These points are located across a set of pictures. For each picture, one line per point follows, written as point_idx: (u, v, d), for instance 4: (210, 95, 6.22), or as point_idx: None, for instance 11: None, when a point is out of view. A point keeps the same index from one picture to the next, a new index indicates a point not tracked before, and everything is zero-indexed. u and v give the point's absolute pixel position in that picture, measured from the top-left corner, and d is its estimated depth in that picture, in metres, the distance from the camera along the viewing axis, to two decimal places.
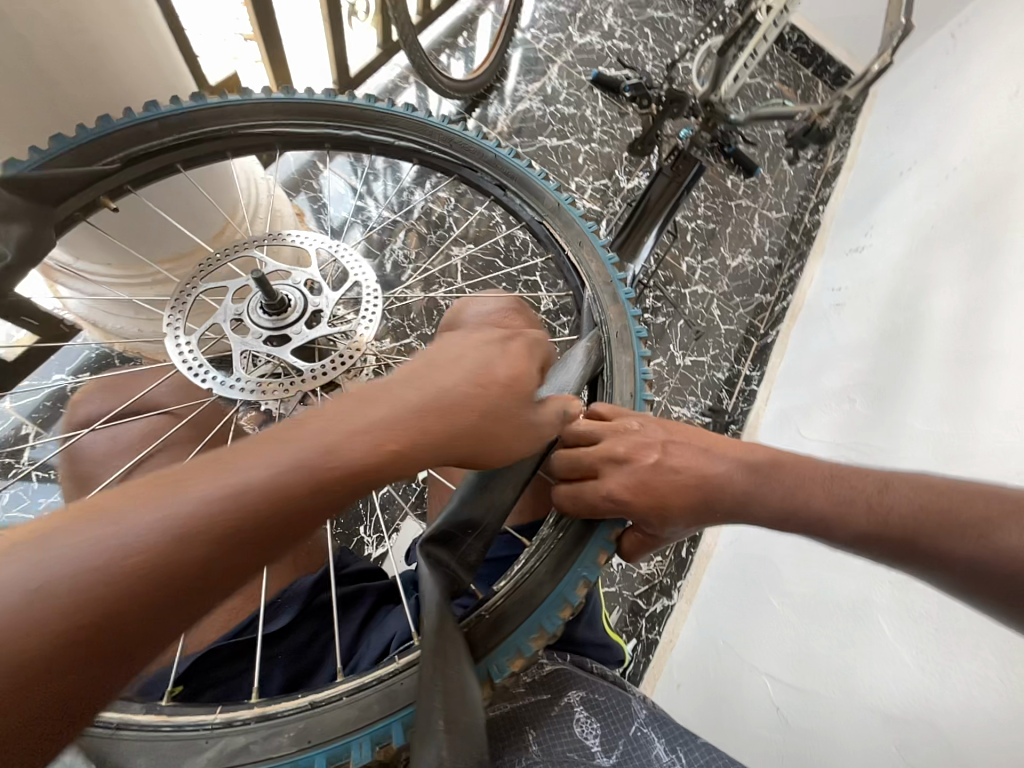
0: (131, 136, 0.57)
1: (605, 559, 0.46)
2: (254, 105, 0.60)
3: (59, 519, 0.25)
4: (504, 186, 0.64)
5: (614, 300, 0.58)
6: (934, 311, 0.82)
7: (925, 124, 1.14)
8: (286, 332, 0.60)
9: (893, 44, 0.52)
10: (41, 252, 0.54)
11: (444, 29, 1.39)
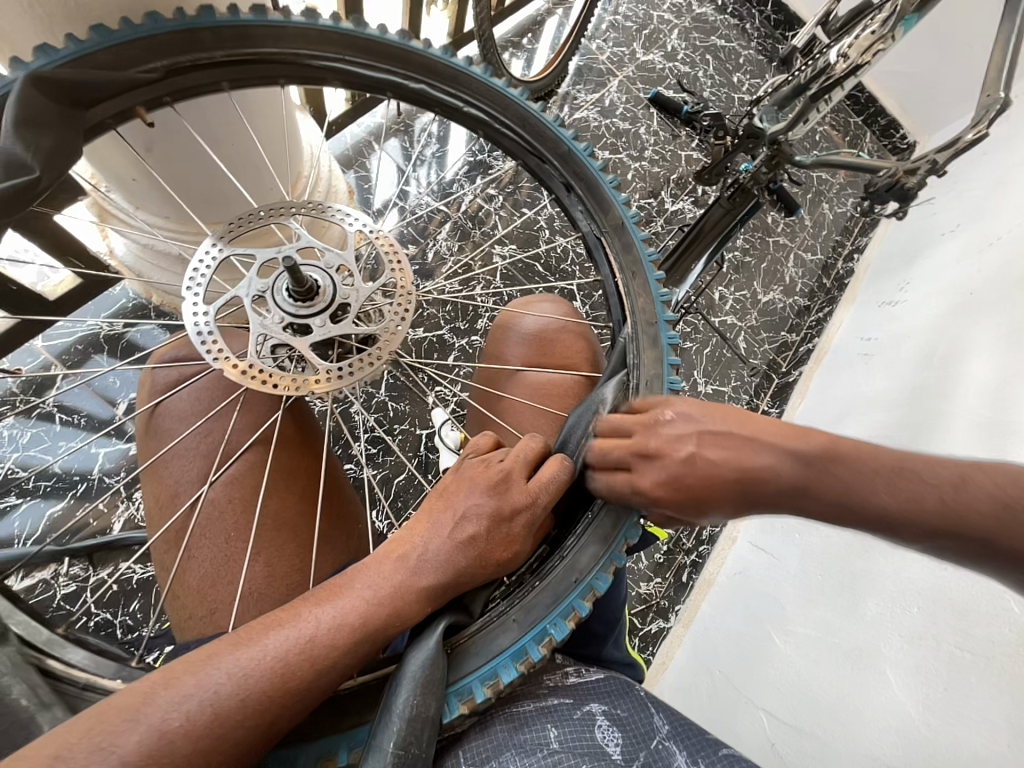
0: (179, 43, 0.53)
1: (574, 622, 0.45)
2: (344, 36, 0.57)
3: (232, 642, 0.37)
4: (570, 187, 0.61)
5: (656, 344, 0.55)
6: (969, 377, 0.83)
7: (972, 188, 1.16)
8: (308, 321, 0.56)
9: (987, 117, 0.53)
10: (65, 164, 0.50)
11: (512, 27, 1.39)
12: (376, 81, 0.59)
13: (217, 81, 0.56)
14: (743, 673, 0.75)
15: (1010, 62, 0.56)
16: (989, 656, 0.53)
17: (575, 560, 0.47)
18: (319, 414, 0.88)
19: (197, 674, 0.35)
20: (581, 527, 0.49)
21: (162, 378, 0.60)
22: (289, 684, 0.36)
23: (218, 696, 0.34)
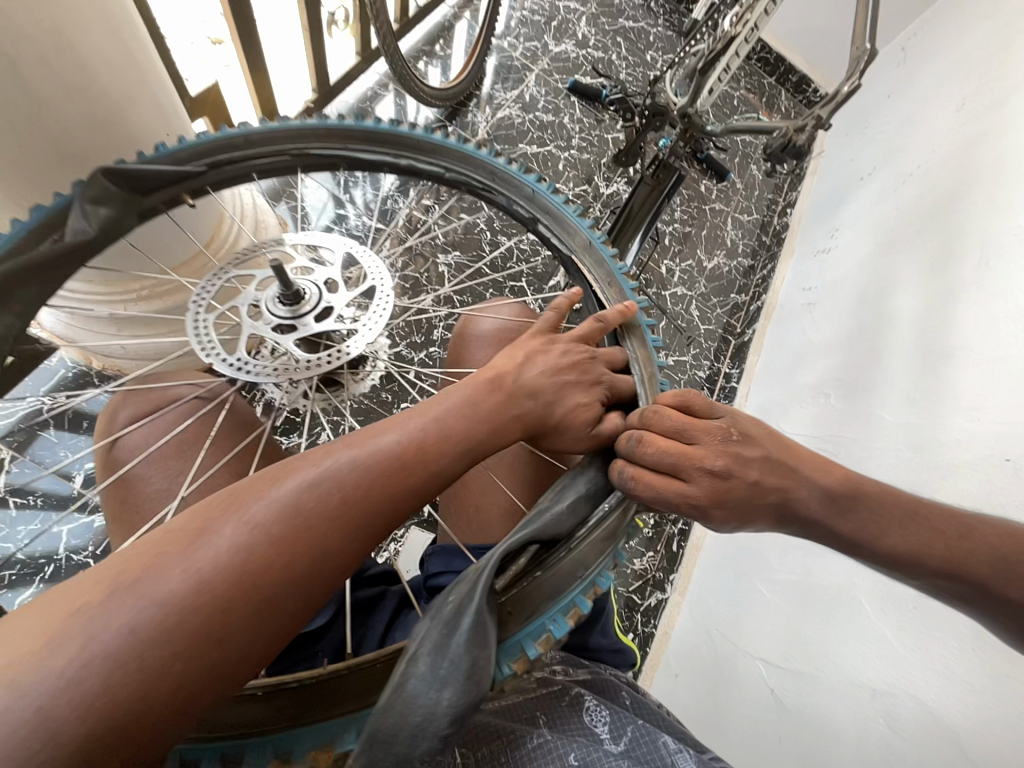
0: (218, 145, 0.55)
1: (576, 619, 0.37)
2: (331, 129, 0.57)
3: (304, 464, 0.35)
4: (536, 219, 0.60)
5: (641, 344, 0.52)
6: (900, 312, 0.87)
7: (881, 131, 1.22)
8: (297, 322, 0.57)
9: (860, 67, 0.56)
10: (117, 236, 0.52)
11: (421, 37, 1.39)
12: (374, 162, 0.59)
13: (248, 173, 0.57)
14: (736, 627, 0.78)
15: (873, 16, 0.59)
16: None
17: (586, 554, 0.39)
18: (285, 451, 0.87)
19: (212, 530, 0.31)
20: (596, 516, 0.40)
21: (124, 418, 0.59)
22: (316, 541, 0.33)
23: (220, 568, 0.30)
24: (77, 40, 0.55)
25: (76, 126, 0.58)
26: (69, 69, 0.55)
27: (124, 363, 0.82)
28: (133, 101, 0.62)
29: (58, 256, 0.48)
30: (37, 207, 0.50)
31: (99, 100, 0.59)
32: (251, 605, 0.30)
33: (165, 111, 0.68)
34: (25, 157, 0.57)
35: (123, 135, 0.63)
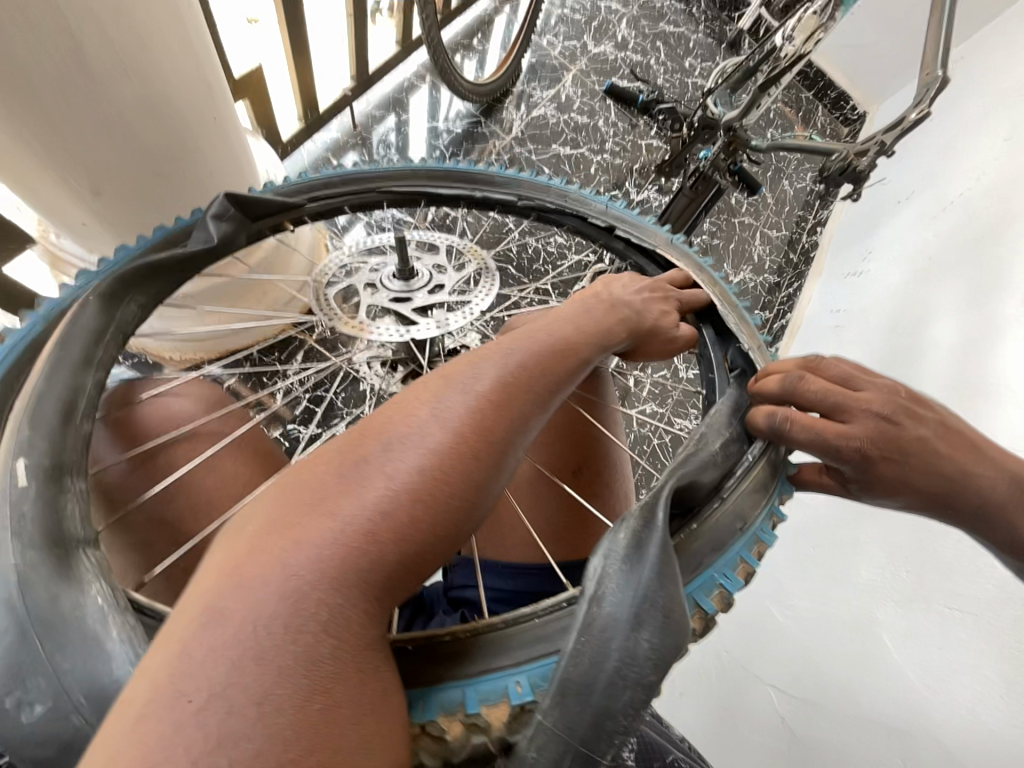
0: (322, 183, 0.58)
1: (745, 573, 0.37)
2: (417, 168, 0.60)
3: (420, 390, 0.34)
4: (613, 227, 0.58)
5: (750, 327, 0.50)
6: (935, 342, 0.86)
7: (922, 154, 1.20)
8: (411, 295, 0.66)
9: (929, 94, 0.55)
10: (226, 252, 0.52)
11: (460, 29, 1.38)
12: (450, 196, 0.59)
13: (341, 205, 0.58)
14: (748, 651, 0.77)
15: (943, 41, 0.58)
16: (979, 610, 0.55)
17: (739, 506, 0.38)
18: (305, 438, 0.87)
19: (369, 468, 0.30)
20: (743, 470, 0.39)
21: (145, 410, 0.52)
22: (477, 442, 0.31)
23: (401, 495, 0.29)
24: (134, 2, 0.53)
25: (129, 108, 0.58)
26: (128, 51, 0.54)
27: (151, 341, 0.82)
28: (179, 71, 0.61)
29: (177, 260, 0.48)
30: (161, 228, 0.53)
31: (154, 84, 0.59)
32: (436, 493, 0.29)
33: (215, 101, 0.68)
34: (76, 137, 0.56)
35: (161, 102, 0.60)
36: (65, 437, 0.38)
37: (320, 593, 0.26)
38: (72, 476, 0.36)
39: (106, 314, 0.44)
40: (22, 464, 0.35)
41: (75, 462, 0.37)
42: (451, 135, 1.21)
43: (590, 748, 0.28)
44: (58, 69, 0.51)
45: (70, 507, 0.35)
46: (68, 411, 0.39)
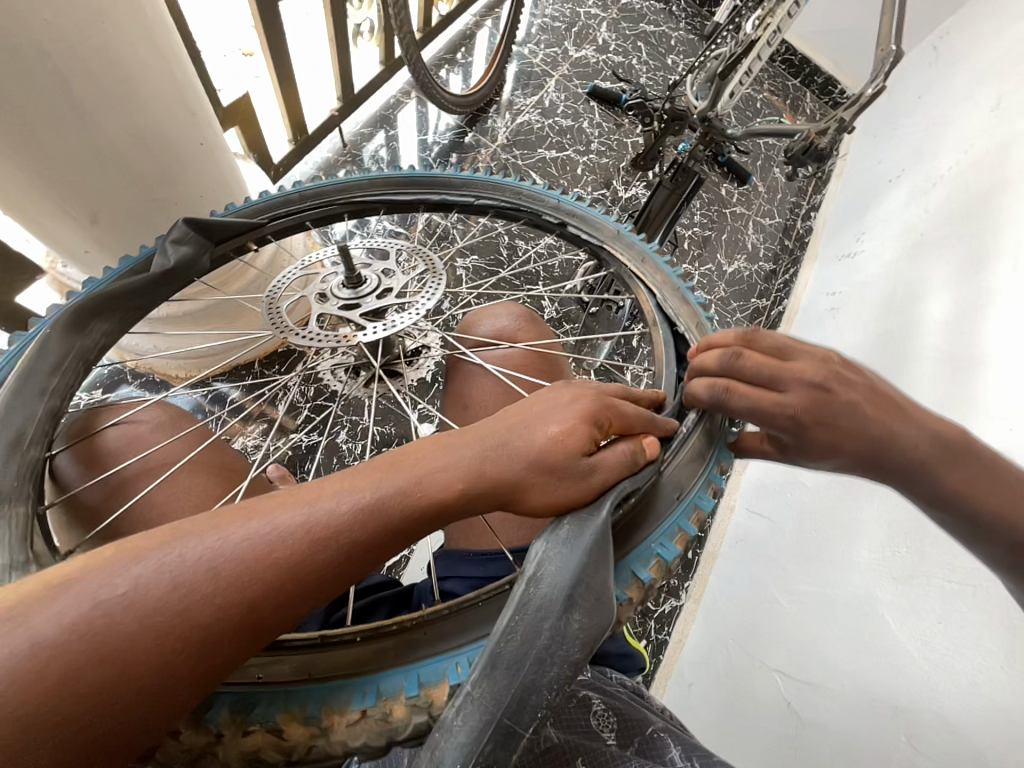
0: (284, 201, 0.60)
1: (683, 542, 0.41)
2: (377, 178, 0.62)
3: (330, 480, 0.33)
4: (564, 222, 0.60)
5: (688, 309, 0.53)
6: (928, 317, 0.84)
7: (910, 132, 1.19)
8: (360, 301, 0.62)
9: (886, 69, 0.56)
10: (190, 276, 0.55)
11: (444, 45, 1.42)
12: (409, 202, 0.62)
13: (302, 221, 0.60)
14: (754, 639, 0.76)
15: (899, 16, 0.59)
16: (977, 582, 0.54)
17: (677, 477, 0.42)
18: (308, 447, 0.90)
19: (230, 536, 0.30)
20: (681, 439, 0.44)
21: (110, 435, 0.55)
22: (296, 556, 0.30)
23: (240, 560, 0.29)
24: (122, 52, 0.58)
25: (117, 136, 0.61)
26: (113, 84, 0.58)
27: (156, 361, 0.86)
28: (166, 108, 0.65)
29: (140, 287, 0.52)
30: (128, 259, 0.56)
31: (142, 113, 0.62)
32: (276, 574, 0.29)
33: (203, 128, 0.72)
34: (69, 166, 0.60)
35: (153, 138, 0.65)
36: (7, 468, 0.42)
37: (52, 648, 0.25)
38: (10, 504, 0.40)
39: (67, 342, 0.48)
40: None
41: (12, 489, 0.41)
42: (439, 147, 1.24)
43: (512, 722, 0.31)
44: (47, 103, 0.55)
45: (2, 542, 0.38)
46: (16, 441, 0.43)
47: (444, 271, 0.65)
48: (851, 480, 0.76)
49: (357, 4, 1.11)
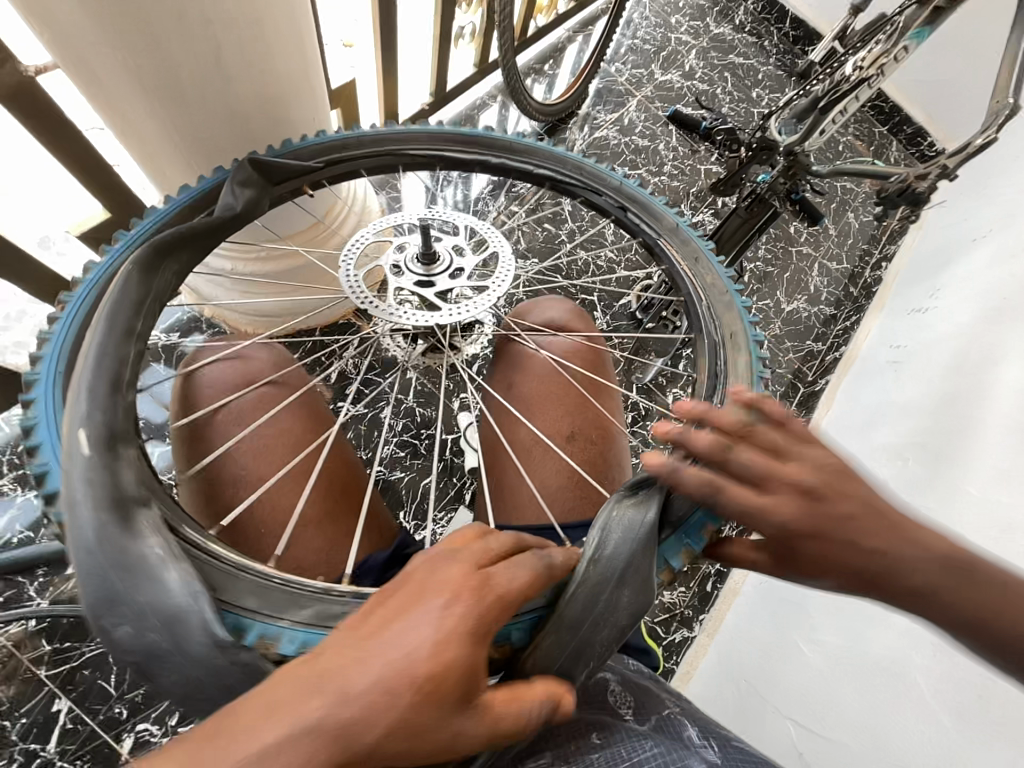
0: (336, 145, 0.64)
1: (689, 556, 0.45)
2: (435, 133, 0.64)
3: (377, 624, 0.31)
4: (625, 207, 0.63)
5: (735, 323, 0.55)
6: (1002, 383, 0.80)
7: (1001, 194, 1.15)
8: (432, 280, 0.65)
9: (998, 122, 0.55)
10: (254, 215, 0.59)
11: (534, 55, 1.47)
12: (469, 159, 0.65)
13: (355, 169, 0.64)
14: (768, 682, 0.74)
15: (1018, 71, 0.58)
16: None
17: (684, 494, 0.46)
18: (354, 416, 0.95)
19: (288, 712, 0.27)
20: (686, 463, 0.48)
21: (212, 366, 0.65)
22: (357, 726, 0.27)
23: (307, 744, 0.27)
24: (269, 33, 0.63)
25: (248, 104, 0.67)
26: (255, 61, 0.64)
27: (230, 314, 0.92)
28: (293, 83, 0.70)
29: (209, 227, 0.55)
30: (188, 192, 0.60)
31: (272, 83, 0.68)
32: (343, 743, 0.27)
33: (317, 106, 0.77)
34: (200, 124, 0.66)
35: (277, 108, 0.70)
36: (115, 407, 0.45)
37: None
38: (122, 445, 0.43)
39: (144, 284, 0.50)
40: (82, 433, 0.41)
41: (124, 430, 0.44)
42: None
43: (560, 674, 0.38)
44: (197, 65, 0.60)
45: (124, 471, 0.41)
46: (117, 382, 0.46)
47: (512, 258, 0.67)
48: None
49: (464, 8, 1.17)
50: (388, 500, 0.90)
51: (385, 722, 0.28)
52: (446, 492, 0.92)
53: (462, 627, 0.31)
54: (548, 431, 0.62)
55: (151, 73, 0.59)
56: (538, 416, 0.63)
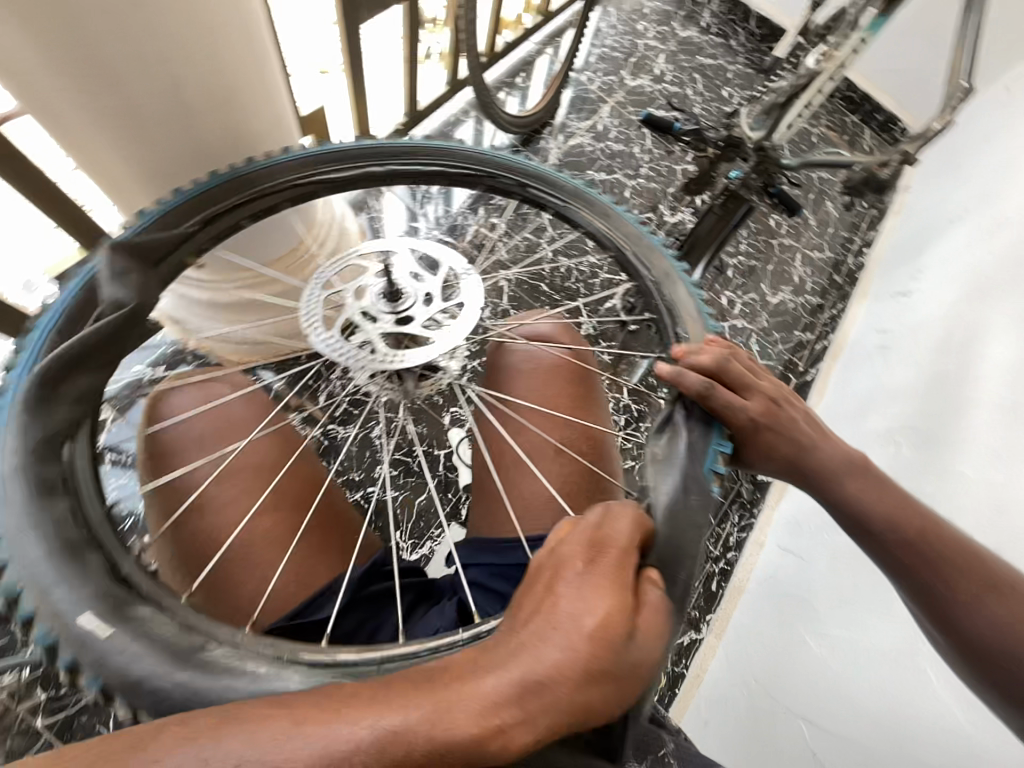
0: (206, 200, 0.60)
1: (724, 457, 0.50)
2: (306, 158, 0.64)
3: (533, 605, 0.35)
4: (527, 184, 0.68)
5: (698, 332, 0.57)
6: (989, 360, 0.80)
7: (975, 173, 1.16)
8: (403, 316, 0.66)
9: (953, 106, 0.55)
10: (147, 309, 0.57)
11: (505, 69, 1.49)
12: (354, 177, 0.66)
13: (236, 220, 0.62)
14: (779, 682, 0.72)
15: (970, 55, 0.59)
16: None
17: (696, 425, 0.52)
18: (345, 437, 0.94)
19: (488, 681, 0.31)
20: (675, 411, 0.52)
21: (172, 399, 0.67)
22: (551, 685, 0.31)
23: (512, 705, 0.30)
24: (229, 66, 0.64)
25: (213, 134, 0.68)
26: (218, 93, 0.65)
27: (215, 345, 0.92)
28: (258, 112, 0.71)
29: (109, 338, 0.53)
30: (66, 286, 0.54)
31: (236, 113, 0.69)
32: (550, 703, 0.31)
33: (285, 131, 0.78)
34: (164, 156, 0.67)
35: (247, 142, 0.72)
36: (90, 565, 0.41)
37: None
38: (126, 597, 0.40)
39: (46, 426, 0.47)
40: (76, 607, 0.38)
41: (110, 581, 0.41)
42: None
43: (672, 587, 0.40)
44: (158, 100, 0.61)
45: (143, 613, 0.40)
46: (79, 541, 0.43)
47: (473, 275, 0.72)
48: None
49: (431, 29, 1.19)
50: (384, 521, 0.89)
51: (571, 677, 0.31)
52: (441, 509, 0.92)
53: (599, 585, 0.35)
54: (537, 442, 0.62)
55: (113, 111, 0.60)
56: (527, 428, 0.64)
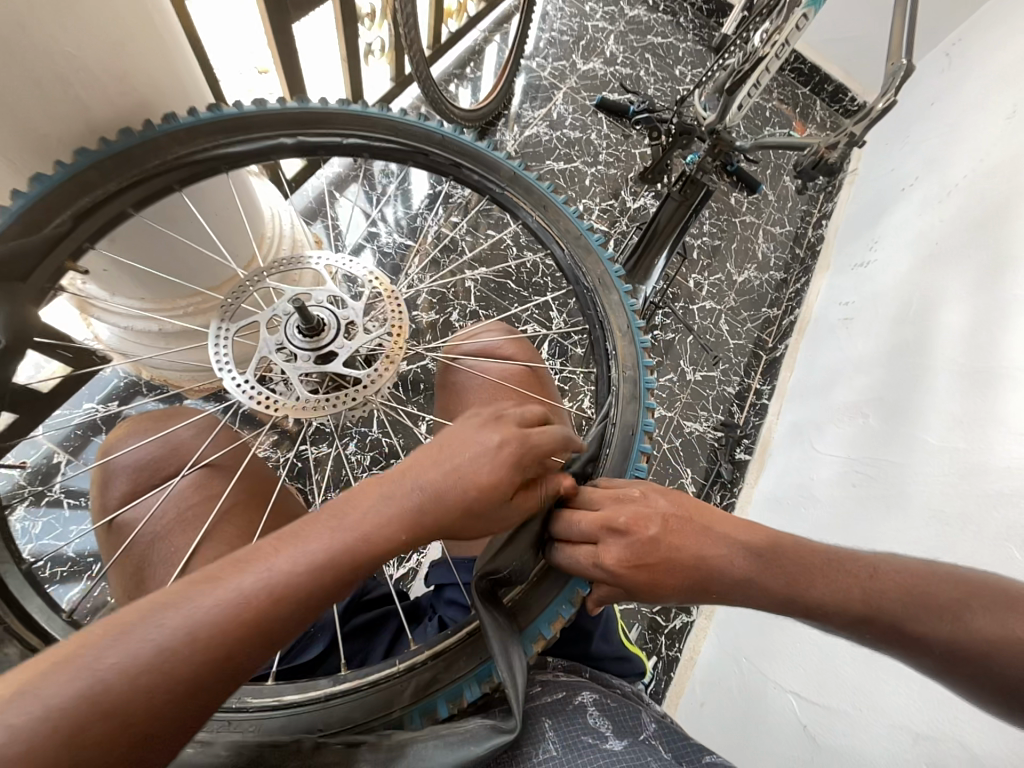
0: (75, 189, 0.56)
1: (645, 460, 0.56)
2: (193, 129, 0.59)
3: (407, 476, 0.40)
4: (459, 163, 0.66)
5: (628, 353, 0.59)
6: (942, 327, 0.82)
7: (922, 140, 1.18)
8: (325, 351, 0.64)
9: (895, 83, 0.55)
10: (26, 338, 0.58)
11: (453, 60, 1.44)
12: (263, 149, 0.63)
13: (122, 208, 0.58)
14: (767, 659, 0.74)
15: (908, 32, 0.59)
16: None
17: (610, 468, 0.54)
18: (320, 457, 0.92)
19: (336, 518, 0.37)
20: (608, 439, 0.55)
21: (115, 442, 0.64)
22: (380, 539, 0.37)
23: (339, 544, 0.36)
24: (143, 86, 0.60)
25: None
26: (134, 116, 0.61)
27: (169, 373, 0.87)
28: None
29: None
30: None
31: None
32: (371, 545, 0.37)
33: None
34: None
35: None
36: None
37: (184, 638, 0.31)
38: None
39: None
40: None
41: None
42: None
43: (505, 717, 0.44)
44: (65, 127, 0.57)
45: None
46: None
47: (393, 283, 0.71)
48: (868, 495, 0.77)
49: (368, 24, 1.13)
50: None
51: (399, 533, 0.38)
52: None
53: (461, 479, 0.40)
54: None
55: (16, 143, 0.56)
56: None
